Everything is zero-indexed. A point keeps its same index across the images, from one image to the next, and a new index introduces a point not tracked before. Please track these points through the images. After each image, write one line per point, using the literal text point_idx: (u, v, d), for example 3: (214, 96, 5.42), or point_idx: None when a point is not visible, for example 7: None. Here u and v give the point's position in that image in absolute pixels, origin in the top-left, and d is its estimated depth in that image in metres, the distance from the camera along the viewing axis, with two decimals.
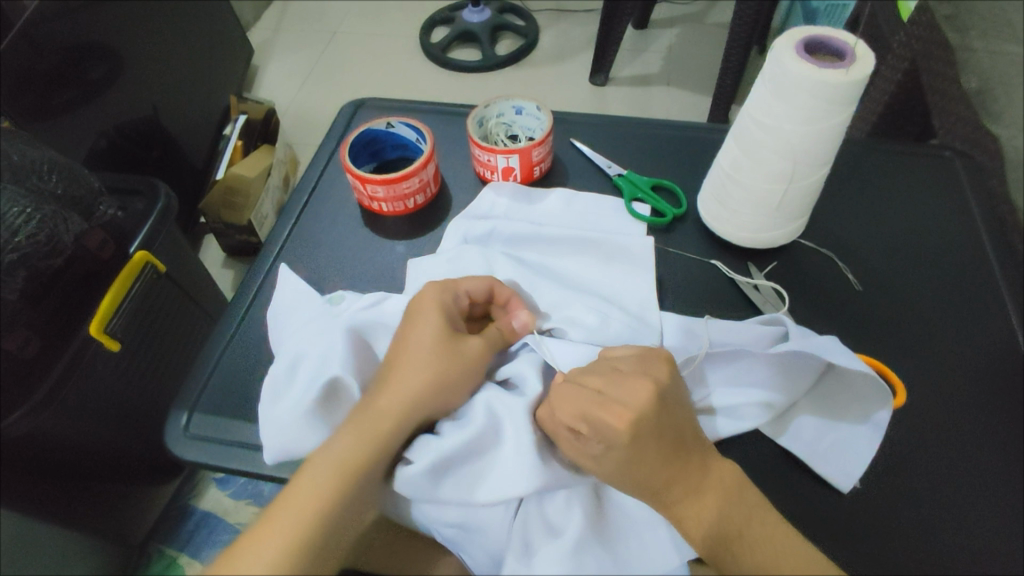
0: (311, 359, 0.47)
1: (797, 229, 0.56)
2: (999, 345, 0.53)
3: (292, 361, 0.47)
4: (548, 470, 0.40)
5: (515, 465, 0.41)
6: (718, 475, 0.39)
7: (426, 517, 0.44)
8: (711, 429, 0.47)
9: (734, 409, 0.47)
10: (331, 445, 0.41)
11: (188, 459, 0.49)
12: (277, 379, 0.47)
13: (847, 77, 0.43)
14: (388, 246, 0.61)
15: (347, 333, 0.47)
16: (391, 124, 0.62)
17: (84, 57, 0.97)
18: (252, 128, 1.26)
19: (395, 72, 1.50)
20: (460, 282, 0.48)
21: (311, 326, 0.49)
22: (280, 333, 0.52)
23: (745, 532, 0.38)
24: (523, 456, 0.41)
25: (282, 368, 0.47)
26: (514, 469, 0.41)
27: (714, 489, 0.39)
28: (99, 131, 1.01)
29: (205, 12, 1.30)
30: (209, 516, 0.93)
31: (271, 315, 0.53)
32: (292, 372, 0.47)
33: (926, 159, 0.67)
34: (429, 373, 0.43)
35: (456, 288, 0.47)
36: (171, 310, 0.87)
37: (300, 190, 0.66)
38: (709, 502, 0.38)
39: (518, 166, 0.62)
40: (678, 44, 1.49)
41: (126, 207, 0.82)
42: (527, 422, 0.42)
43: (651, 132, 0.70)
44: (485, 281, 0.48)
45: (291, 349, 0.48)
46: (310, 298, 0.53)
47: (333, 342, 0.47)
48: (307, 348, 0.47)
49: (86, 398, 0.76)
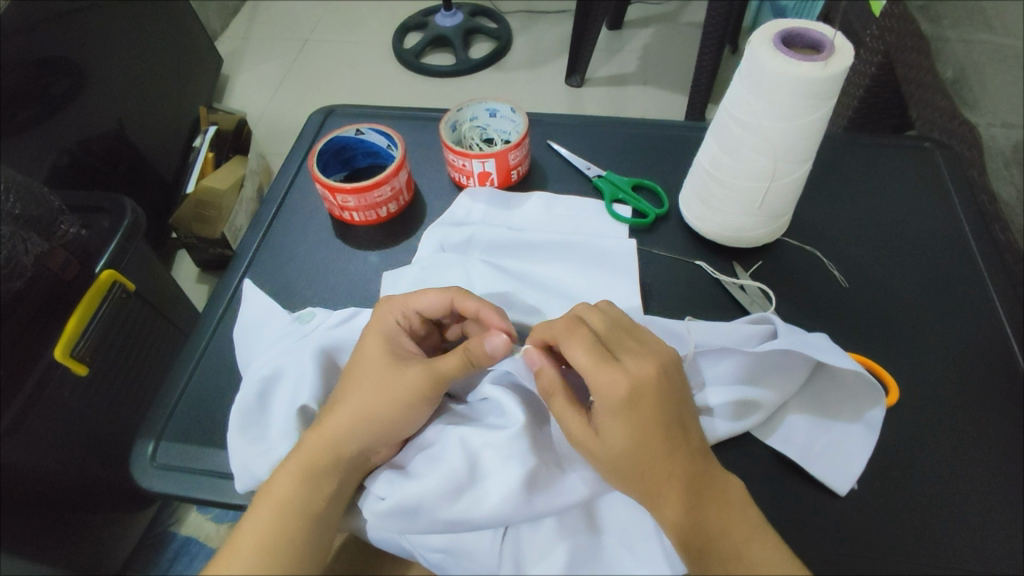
0: (290, 385, 0.45)
1: (781, 227, 0.55)
2: (987, 337, 0.52)
3: (264, 386, 0.45)
4: (534, 497, 0.38)
5: (496, 494, 0.39)
6: (723, 489, 0.38)
7: (410, 544, 0.42)
8: (710, 431, 0.45)
9: (729, 410, 0.45)
10: (280, 477, 0.40)
11: (155, 490, 0.46)
12: (246, 407, 0.44)
13: (825, 71, 0.42)
14: (362, 258, 0.59)
15: (318, 354, 0.46)
16: (361, 131, 0.60)
17: (42, 71, 0.93)
18: (223, 139, 1.24)
19: (367, 79, 1.48)
20: (414, 302, 0.46)
21: (284, 347, 0.47)
22: (248, 351, 0.50)
23: (746, 555, 0.35)
24: (505, 485, 0.39)
25: (253, 395, 0.44)
26: (495, 496, 0.39)
27: (715, 503, 0.37)
28: (60, 148, 0.98)
29: (171, 22, 1.27)
30: (190, 542, 0.90)
31: (240, 333, 0.51)
32: (266, 398, 0.45)
33: (904, 151, 0.66)
34: (366, 393, 0.42)
35: (409, 309, 0.46)
36: (142, 329, 0.84)
37: (269, 202, 0.63)
38: (711, 515, 0.36)
39: (494, 170, 0.60)
40: (652, 43, 1.48)
41: (90, 224, 0.79)
42: (511, 452, 0.40)
43: (628, 132, 0.69)
44: (444, 298, 0.45)
45: (261, 371, 0.46)
46: (280, 316, 0.50)
47: (313, 368, 0.45)
48: (281, 371, 0.45)
49: (54, 426, 0.73)
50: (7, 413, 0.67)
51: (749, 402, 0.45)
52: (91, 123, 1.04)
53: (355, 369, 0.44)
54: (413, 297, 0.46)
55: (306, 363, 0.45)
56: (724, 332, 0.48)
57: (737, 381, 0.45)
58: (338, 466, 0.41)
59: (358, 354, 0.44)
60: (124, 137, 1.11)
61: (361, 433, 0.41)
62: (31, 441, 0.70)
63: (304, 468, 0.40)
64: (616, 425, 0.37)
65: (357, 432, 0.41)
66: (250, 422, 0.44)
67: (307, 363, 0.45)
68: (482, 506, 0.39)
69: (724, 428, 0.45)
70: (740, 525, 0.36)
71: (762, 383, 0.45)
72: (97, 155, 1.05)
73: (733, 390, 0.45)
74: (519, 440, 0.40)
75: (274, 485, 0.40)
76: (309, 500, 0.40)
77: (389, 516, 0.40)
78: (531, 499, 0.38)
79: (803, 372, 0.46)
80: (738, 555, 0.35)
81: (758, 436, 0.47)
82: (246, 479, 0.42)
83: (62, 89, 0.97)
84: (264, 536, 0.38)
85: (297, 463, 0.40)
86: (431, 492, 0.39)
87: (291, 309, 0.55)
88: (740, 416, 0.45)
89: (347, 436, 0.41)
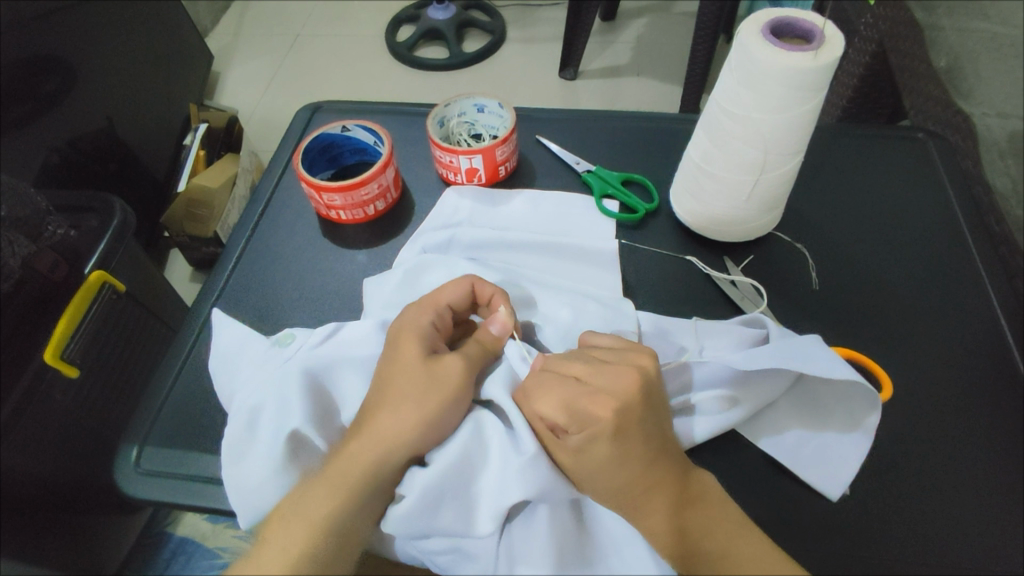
0: (275, 413, 0.43)
1: (772, 220, 0.55)
2: (982, 331, 0.52)
3: (251, 417, 0.44)
4: (545, 482, 0.38)
5: (508, 483, 0.38)
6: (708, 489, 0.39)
7: (420, 548, 0.41)
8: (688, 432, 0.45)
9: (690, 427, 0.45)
10: (305, 502, 0.39)
11: (140, 496, 0.46)
12: (237, 439, 0.43)
13: (816, 62, 0.41)
14: (349, 257, 0.58)
15: (302, 378, 0.44)
16: (347, 128, 0.59)
17: (29, 69, 0.92)
18: (214, 136, 1.22)
19: (358, 74, 1.46)
20: (439, 296, 0.46)
21: (266, 375, 0.46)
22: (227, 378, 0.48)
23: (731, 551, 0.36)
24: (518, 474, 0.38)
25: (241, 426, 0.43)
26: (507, 485, 0.38)
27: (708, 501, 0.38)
28: (50, 147, 0.97)
29: (160, 18, 1.25)
30: (187, 543, 0.89)
31: (215, 360, 0.49)
32: (255, 426, 0.43)
33: (899, 142, 0.66)
34: (408, 399, 0.41)
35: (437, 303, 0.45)
36: (137, 332, 0.83)
37: (255, 201, 0.63)
38: (697, 510, 0.38)
39: (483, 166, 0.60)
40: (646, 34, 1.47)
41: (79, 225, 0.79)
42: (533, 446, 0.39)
43: (618, 126, 0.68)
44: (463, 285, 0.46)
45: (246, 401, 0.44)
46: (257, 339, 0.49)
47: (298, 391, 0.44)
48: (267, 399, 0.44)
49: (45, 426, 0.72)
50: (1, 412, 0.67)
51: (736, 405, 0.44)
52: (81, 122, 1.03)
53: (390, 373, 0.42)
54: (445, 297, 0.46)
55: (291, 387, 0.44)
56: (720, 336, 0.47)
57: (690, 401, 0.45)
58: (370, 482, 0.40)
59: (392, 356, 0.43)
60: (114, 136, 1.10)
61: (397, 450, 0.40)
62: (25, 444, 0.70)
63: (333, 485, 0.39)
64: (598, 450, 0.37)
65: (405, 444, 0.40)
66: (239, 453, 0.43)
67: (292, 387, 0.44)
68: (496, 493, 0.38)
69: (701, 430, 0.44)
70: (724, 524, 0.37)
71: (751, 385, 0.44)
72: (87, 154, 1.04)
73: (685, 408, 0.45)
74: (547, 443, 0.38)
75: (303, 506, 0.39)
76: (345, 519, 0.39)
77: (405, 517, 0.39)
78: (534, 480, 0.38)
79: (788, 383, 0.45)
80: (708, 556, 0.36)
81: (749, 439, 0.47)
82: (246, 513, 0.42)
83: (50, 88, 0.96)
84: (292, 548, 0.37)
85: (333, 481, 0.39)
86: (444, 483, 0.39)
87: (279, 309, 0.55)
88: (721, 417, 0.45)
89: (394, 450, 0.40)
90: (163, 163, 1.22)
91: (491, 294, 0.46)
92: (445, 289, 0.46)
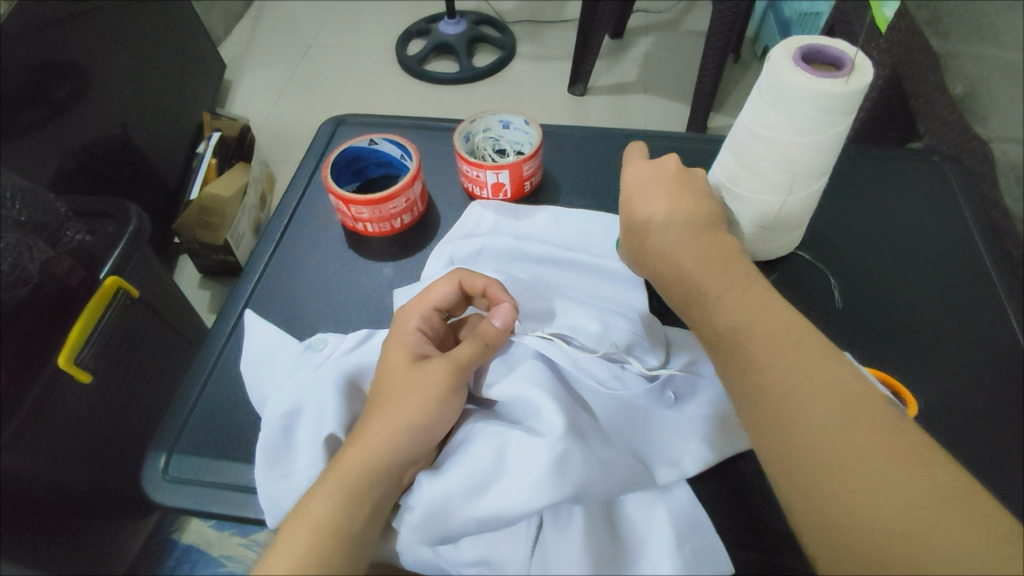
0: (312, 415, 0.43)
1: (794, 240, 0.56)
2: (1004, 352, 0.52)
3: (287, 421, 0.44)
4: (561, 486, 0.37)
5: (520, 487, 0.38)
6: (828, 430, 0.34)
7: (449, 559, 0.41)
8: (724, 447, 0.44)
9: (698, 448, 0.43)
10: (312, 508, 0.36)
11: (168, 503, 0.46)
12: (272, 442, 0.43)
13: (847, 88, 0.42)
14: (374, 268, 0.59)
15: (339, 382, 0.44)
16: (375, 142, 0.60)
17: (48, 75, 0.93)
18: (227, 145, 1.22)
19: (370, 86, 1.48)
20: (427, 297, 0.46)
21: (300, 378, 0.46)
22: (260, 384, 0.48)
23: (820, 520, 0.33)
24: (529, 477, 0.38)
25: (277, 431, 0.43)
26: (519, 489, 0.38)
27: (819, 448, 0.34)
28: (65, 152, 0.97)
29: (175, 27, 1.26)
30: (191, 551, 0.81)
31: (248, 364, 0.49)
32: (289, 429, 0.44)
33: (916, 164, 0.67)
34: (397, 401, 0.41)
35: (425, 305, 0.46)
36: (150, 339, 0.83)
37: (280, 212, 0.63)
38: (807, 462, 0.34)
39: (508, 182, 0.60)
40: (654, 52, 1.49)
41: (96, 231, 0.79)
42: (543, 447, 0.38)
43: (638, 144, 0.69)
44: (453, 283, 0.47)
45: (281, 402, 0.44)
46: (288, 343, 0.50)
47: (335, 395, 0.44)
48: (303, 402, 0.44)
49: (59, 432, 0.72)
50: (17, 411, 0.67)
51: None
52: (95, 128, 1.03)
53: (380, 378, 0.43)
54: (432, 299, 0.46)
55: (327, 390, 0.44)
56: None
57: (702, 423, 0.44)
58: (376, 481, 0.38)
59: (382, 362, 0.44)
60: (127, 142, 1.10)
61: (402, 451, 0.40)
62: (36, 450, 0.70)
63: (340, 486, 0.37)
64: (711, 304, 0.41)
65: (399, 445, 0.39)
66: (276, 458, 0.43)
67: (328, 391, 0.44)
68: (507, 498, 0.38)
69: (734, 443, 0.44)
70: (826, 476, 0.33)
71: None
72: (101, 159, 1.04)
73: (697, 429, 0.44)
74: (557, 443, 0.38)
75: (304, 506, 0.36)
76: (348, 522, 0.36)
77: (420, 522, 0.39)
78: (560, 481, 0.37)
79: None
80: (795, 455, 0.34)
81: None
82: (276, 514, 0.42)
83: (65, 93, 0.97)
84: (299, 556, 0.34)
85: (335, 482, 0.37)
86: (457, 489, 0.39)
87: (305, 320, 0.55)
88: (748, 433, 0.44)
89: (389, 452, 0.39)
90: (175, 171, 1.22)
91: (481, 284, 0.47)
92: (433, 291, 0.47)
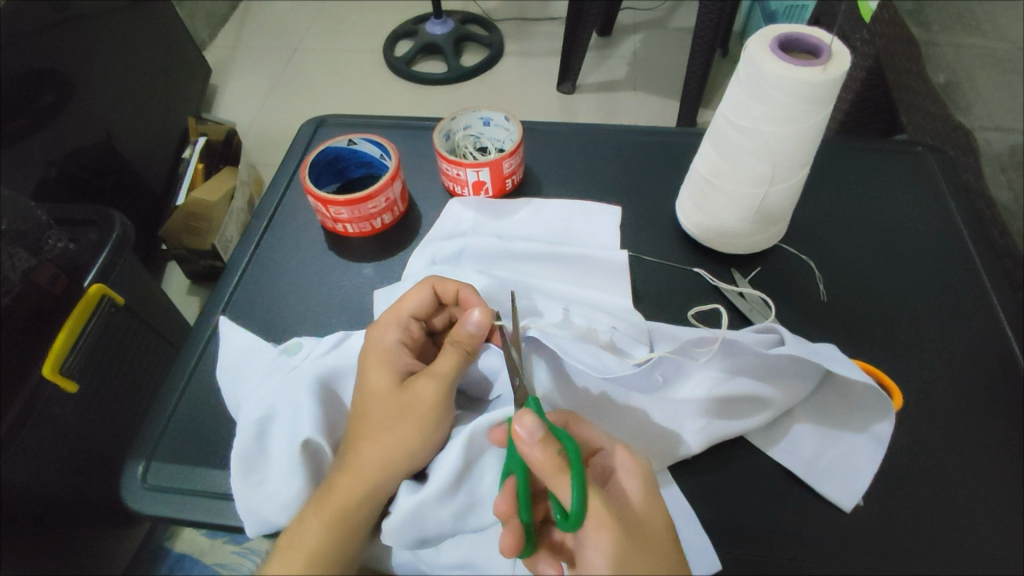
0: (287, 419, 0.43)
1: (778, 233, 0.55)
2: (989, 342, 0.52)
3: (261, 426, 0.43)
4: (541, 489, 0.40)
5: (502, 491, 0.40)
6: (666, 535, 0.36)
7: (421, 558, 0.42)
8: (709, 431, 0.45)
9: (691, 432, 0.45)
10: (300, 530, 0.38)
11: (147, 512, 0.45)
12: (248, 450, 0.42)
13: (824, 76, 0.41)
14: (356, 270, 0.58)
15: (314, 387, 0.44)
16: (354, 141, 0.59)
17: (32, 83, 0.92)
18: (213, 150, 1.21)
19: (357, 88, 1.47)
20: (402, 307, 0.45)
21: (276, 382, 0.45)
22: (237, 390, 0.48)
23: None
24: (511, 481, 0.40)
25: (251, 437, 0.43)
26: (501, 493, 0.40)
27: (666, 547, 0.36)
28: (48, 160, 0.96)
29: (158, 32, 1.25)
30: (184, 559, 0.86)
31: (224, 370, 0.49)
32: (265, 438, 0.43)
33: (901, 155, 0.66)
34: (383, 425, 0.40)
35: (401, 317, 0.45)
36: (136, 347, 0.83)
37: (261, 214, 0.63)
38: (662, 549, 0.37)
39: (489, 180, 0.60)
40: (642, 49, 1.49)
41: (78, 238, 0.78)
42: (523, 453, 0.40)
43: (622, 139, 0.68)
44: (426, 290, 0.45)
45: (256, 409, 0.44)
46: (264, 348, 0.49)
47: (311, 400, 0.43)
48: (277, 407, 0.43)
49: (43, 444, 0.71)
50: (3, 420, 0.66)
51: (755, 399, 0.45)
52: (79, 134, 1.02)
53: (363, 399, 0.42)
54: (407, 308, 0.45)
55: (303, 395, 0.43)
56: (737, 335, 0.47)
57: (696, 405, 0.45)
58: (364, 505, 0.39)
59: (362, 381, 0.43)
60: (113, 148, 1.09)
61: (392, 469, 0.40)
62: (22, 462, 0.68)
63: (331, 513, 0.38)
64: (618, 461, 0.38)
65: (390, 467, 0.40)
66: (252, 465, 0.42)
67: (304, 396, 0.43)
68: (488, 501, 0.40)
69: (722, 428, 0.45)
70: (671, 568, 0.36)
71: (769, 382, 0.45)
72: (85, 166, 1.03)
73: (688, 410, 0.45)
74: None
75: (298, 534, 0.38)
76: (339, 548, 0.38)
77: (405, 529, 0.39)
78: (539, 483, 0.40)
79: (811, 384, 0.45)
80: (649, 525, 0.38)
81: (760, 448, 0.47)
82: (258, 525, 0.42)
83: (50, 101, 0.96)
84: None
85: (325, 511, 0.38)
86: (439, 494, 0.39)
87: (286, 324, 0.54)
88: (741, 416, 0.45)
89: (382, 475, 0.39)
90: (161, 176, 1.21)
91: (453, 289, 0.45)
92: (406, 300, 0.45)
